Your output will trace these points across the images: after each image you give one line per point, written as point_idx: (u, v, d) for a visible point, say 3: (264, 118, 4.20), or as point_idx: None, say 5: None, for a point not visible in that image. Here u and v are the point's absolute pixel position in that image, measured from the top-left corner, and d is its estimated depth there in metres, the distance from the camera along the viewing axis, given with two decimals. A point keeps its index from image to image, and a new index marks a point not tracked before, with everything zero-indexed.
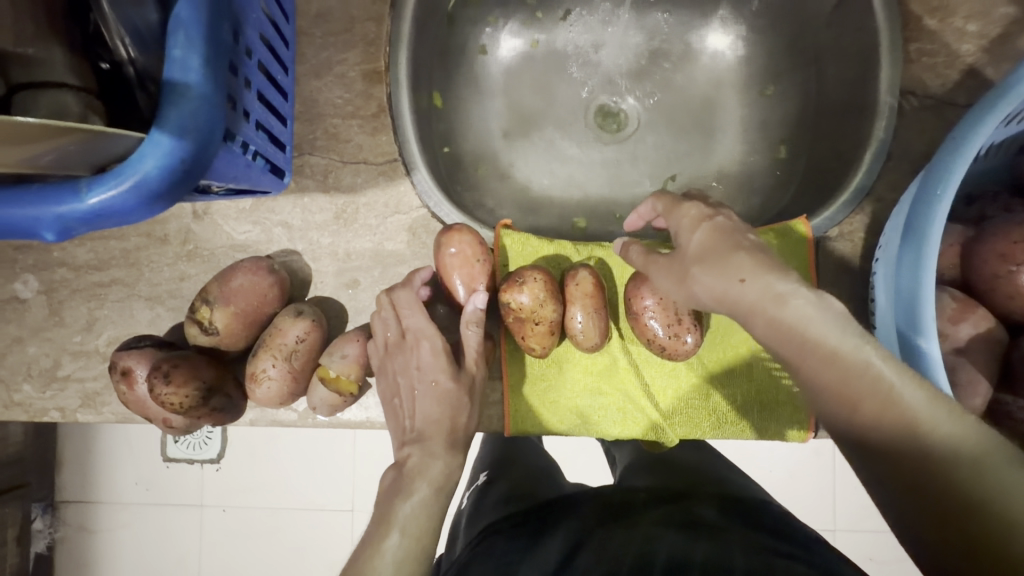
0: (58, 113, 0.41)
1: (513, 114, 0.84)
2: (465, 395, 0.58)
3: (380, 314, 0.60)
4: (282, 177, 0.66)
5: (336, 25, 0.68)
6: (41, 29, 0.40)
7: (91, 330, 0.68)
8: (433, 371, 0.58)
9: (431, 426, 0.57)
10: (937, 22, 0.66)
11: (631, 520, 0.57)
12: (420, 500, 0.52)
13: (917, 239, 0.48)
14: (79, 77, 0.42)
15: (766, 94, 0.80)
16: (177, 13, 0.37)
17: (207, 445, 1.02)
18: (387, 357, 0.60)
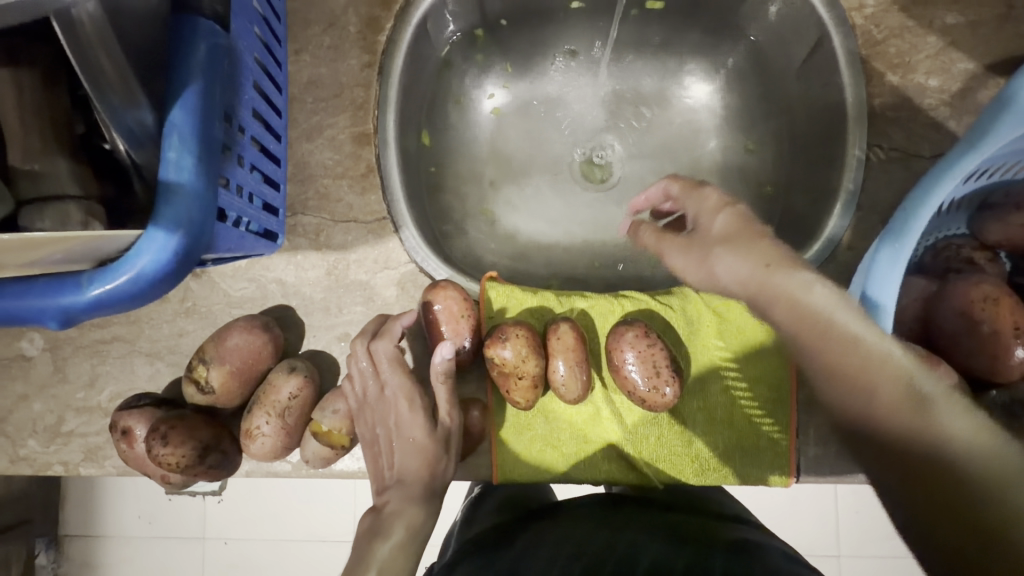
0: (61, 220, 0.44)
1: (499, 163, 0.86)
2: (443, 445, 0.60)
3: (356, 363, 0.62)
4: (276, 239, 0.68)
5: (326, 91, 0.72)
6: (47, 143, 0.45)
7: (93, 386, 0.71)
8: (410, 426, 0.60)
9: (410, 476, 0.60)
10: (899, 78, 0.69)
11: (623, 524, 0.60)
12: (398, 542, 0.56)
13: (897, 238, 0.49)
14: (80, 184, 0.46)
15: (751, 149, 0.82)
16: (172, 117, 0.40)
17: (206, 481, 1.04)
18: (363, 408, 0.62)
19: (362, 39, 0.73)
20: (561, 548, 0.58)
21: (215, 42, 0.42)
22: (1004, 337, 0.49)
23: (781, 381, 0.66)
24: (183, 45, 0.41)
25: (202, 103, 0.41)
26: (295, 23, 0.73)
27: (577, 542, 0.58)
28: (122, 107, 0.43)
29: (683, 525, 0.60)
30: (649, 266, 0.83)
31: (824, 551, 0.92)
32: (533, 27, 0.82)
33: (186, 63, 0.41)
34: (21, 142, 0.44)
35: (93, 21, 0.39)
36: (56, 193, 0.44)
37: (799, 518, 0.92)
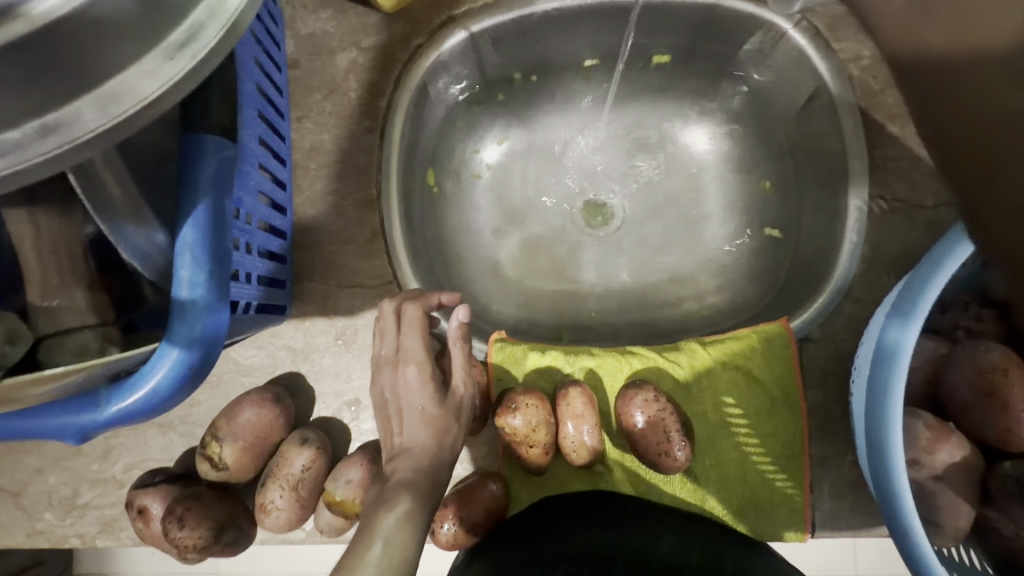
0: (81, 351, 0.46)
1: (503, 211, 0.87)
2: (453, 413, 0.58)
3: (381, 323, 0.60)
4: (283, 310, 0.69)
5: (329, 157, 0.73)
6: (63, 277, 0.46)
7: (108, 458, 0.71)
8: (420, 394, 0.57)
9: (418, 449, 0.55)
10: (898, 129, 0.69)
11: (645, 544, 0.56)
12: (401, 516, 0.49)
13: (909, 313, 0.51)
14: (95, 306, 0.47)
15: (760, 183, 0.82)
16: (182, 236, 0.40)
17: None
18: (378, 370, 0.60)
19: (363, 105, 0.73)
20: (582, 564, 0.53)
21: (223, 155, 0.42)
22: (1017, 409, 0.49)
23: (794, 438, 0.65)
24: (192, 163, 0.41)
25: (213, 221, 0.41)
26: (298, 90, 0.74)
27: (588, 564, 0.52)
28: (132, 231, 0.44)
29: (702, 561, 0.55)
30: (655, 313, 0.82)
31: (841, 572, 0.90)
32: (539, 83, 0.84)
33: (194, 182, 0.41)
34: (38, 280, 0.45)
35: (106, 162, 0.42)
36: (75, 324, 0.46)
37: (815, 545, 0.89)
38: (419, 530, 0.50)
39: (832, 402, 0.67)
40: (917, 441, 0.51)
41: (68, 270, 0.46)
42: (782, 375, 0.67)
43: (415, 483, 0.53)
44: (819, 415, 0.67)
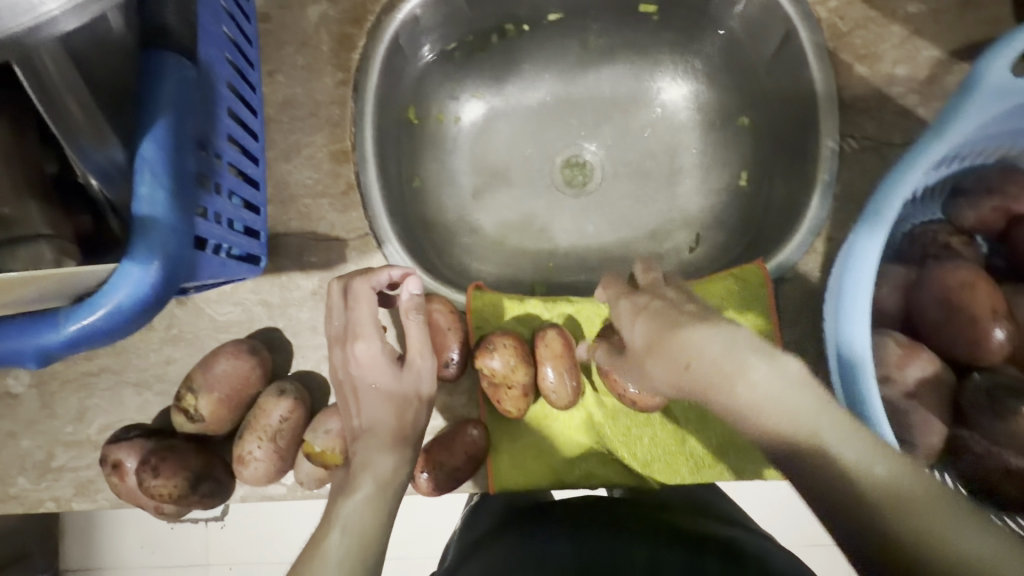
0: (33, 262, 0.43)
1: (483, 171, 0.86)
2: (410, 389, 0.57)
3: (330, 301, 0.60)
4: (258, 262, 0.67)
5: (301, 110, 0.72)
6: (17, 184, 0.43)
7: (82, 420, 0.70)
8: (375, 369, 0.57)
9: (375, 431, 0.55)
10: (867, 69, 0.70)
11: (620, 525, 0.57)
12: (365, 498, 0.49)
13: (874, 219, 0.51)
14: (53, 226, 0.45)
15: (744, 124, 0.81)
16: (142, 152, 0.40)
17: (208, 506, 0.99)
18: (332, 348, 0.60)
19: (335, 57, 0.73)
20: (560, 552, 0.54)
21: (183, 74, 0.42)
22: (983, 321, 0.49)
23: None
24: (153, 80, 0.40)
25: (172, 138, 0.40)
26: (269, 44, 0.73)
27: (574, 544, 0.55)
28: (92, 148, 0.44)
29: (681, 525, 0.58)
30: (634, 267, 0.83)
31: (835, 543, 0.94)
32: (517, 41, 0.83)
33: (155, 99, 0.40)
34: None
35: (61, 69, 0.39)
36: (24, 233, 0.43)
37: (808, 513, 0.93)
38: (388, 500, 0.50)
39: (807, 340, 0.68)
40: (887, 359, 0.51)
41: (14, 176, 0.43)
42: (758, 313, 0.67)
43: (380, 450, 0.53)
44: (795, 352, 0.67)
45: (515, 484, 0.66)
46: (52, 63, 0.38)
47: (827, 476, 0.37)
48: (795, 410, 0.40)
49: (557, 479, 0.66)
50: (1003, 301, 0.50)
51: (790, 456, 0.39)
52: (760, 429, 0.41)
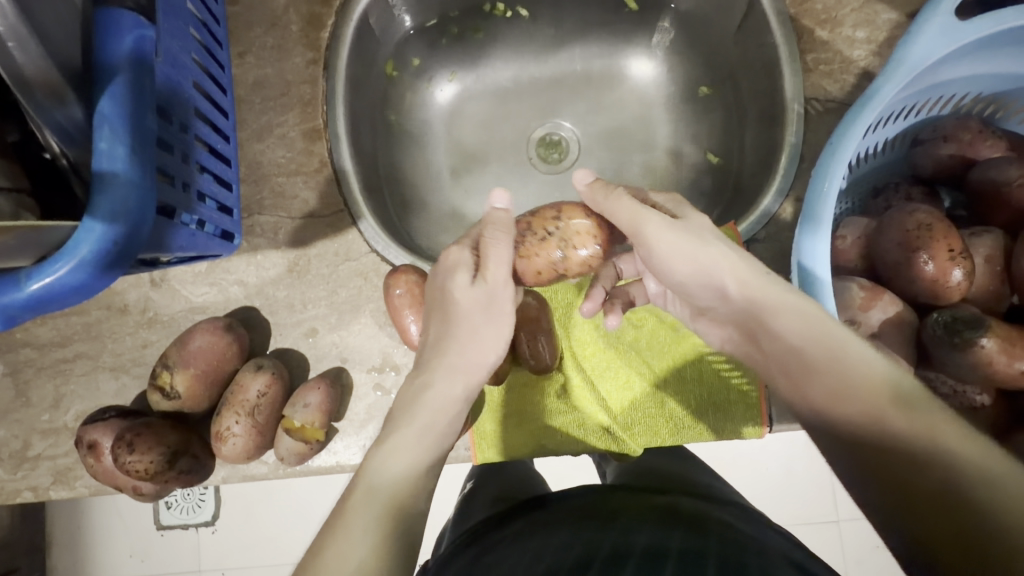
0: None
1: (458, 152, 0.86)
2: (484, 310, 0.53)
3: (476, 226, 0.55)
4: (232, 240, 0.68)
5: (273, 90, 0.73)
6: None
7: (58, 407, 0.69)
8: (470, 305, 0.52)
9: (462, 360, 0.52)
10: (828, 33, 0.71)
11: (613, 511, 0.57)
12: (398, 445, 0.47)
13: (813, 222, 0.51)
14: (9, 178, 0.44)
15: (705, 92, 0.82)
16: (100, 108, 0.40)
17: (199, 509, 0.98)
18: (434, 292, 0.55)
19: (305, 37, 0.73)
20: (562, 539, 0.54)
21: (142, 35, 0.43)
22: (941, 261, 0.50)
23: None
24: (108, 39, 0.42)
25: (129, 95, 0.41)
26: (238, 25, 0.73)
27: (572, 535, 0.54)
28: (52, 107, 0.43)
29: (678, 506, 0.57)
30: None
31: (824, 518, 0.97)
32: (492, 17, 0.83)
33: (112, 59, 0.42)
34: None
35: (12, 31, 0.39)
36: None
37: (796, 489, 0.96)
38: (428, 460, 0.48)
39: None
40: (852, 302, 0.52)
41: None
42: None
43: (451, 377, 0.51)
44: None
45: (498, 453, 0.67)
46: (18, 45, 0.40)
47: (861, 421, 0.42)
48: (833, 341, 0.44)
49: (539, 446, 0.68)
50: (960, 241, 0.52)
51: (811, 380, 0.45)
52: (796, 350, 0.46)
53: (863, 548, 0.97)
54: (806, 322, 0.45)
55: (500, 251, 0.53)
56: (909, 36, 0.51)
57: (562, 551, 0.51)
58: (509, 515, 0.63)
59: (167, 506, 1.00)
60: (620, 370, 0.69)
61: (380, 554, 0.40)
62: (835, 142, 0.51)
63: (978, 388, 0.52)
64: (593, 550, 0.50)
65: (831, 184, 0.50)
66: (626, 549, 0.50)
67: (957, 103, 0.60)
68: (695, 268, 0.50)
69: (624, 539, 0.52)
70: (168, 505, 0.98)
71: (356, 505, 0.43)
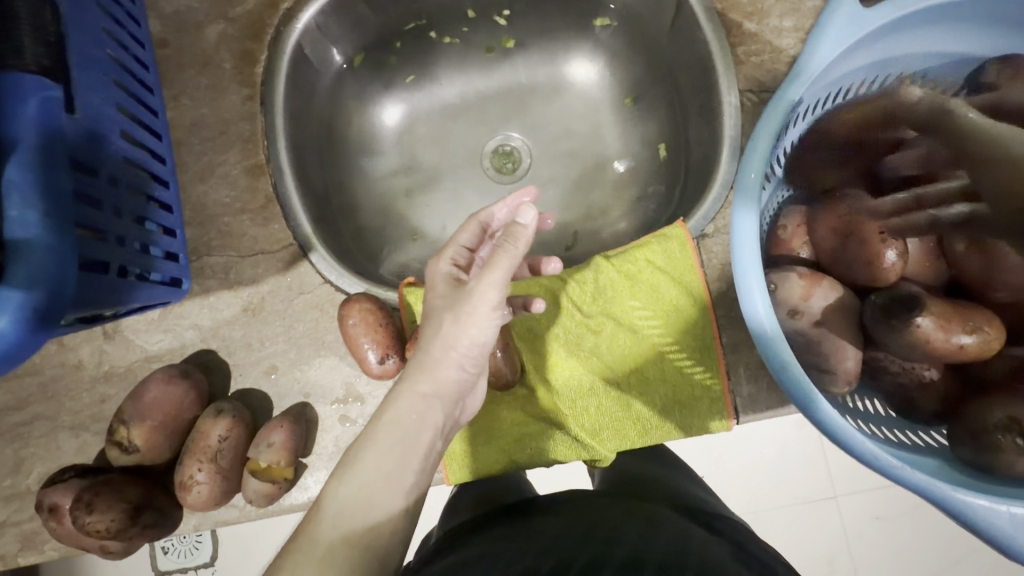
0: None
1: (410, 172, 0.86)
2: (454, 312, 0.55)
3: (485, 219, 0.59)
4: (181, 285, 0.68)
5: (211, 130, 0.72)
6: None
7: (20, 471, 0.68)
8: (461, 305, 0.54)
9: (430, 360, 0.55)
10: (756, 25, 0.72)
11: (597, 518, 0.58)
12: (374, 468, 0.50)
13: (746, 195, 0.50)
14: None
15: (629, 104, 0.85)
16: (6, 176, 0.40)
17: (198, 550, 0.96)
18: (434, 276, 0.58)
19: (238, 74, 0.73)
20: (544, 545, 0.54)
21: (47, 96, 0.43)
22: (873, 244, 0.51)
23: (704, 331, 0.67)
24: (13, 103, 0.42)
25: (37, 158, 0.41)
26: (169, 69, 0.73)
27: (553, 538, 0.55)
28: None
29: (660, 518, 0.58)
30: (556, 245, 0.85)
31: (821, 495, 0.97)
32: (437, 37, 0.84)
33: (16, 124, 0.41)
34: None
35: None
36: None
37: (793, 470, 0.97)
38: (398, 481, 0.51)
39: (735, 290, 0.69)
40: (792, 293, 0.53)
41: None
42: (682, 269, 0.69)
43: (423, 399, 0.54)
44: (725, 304, 0.69)
45: (469, 472, 0.67)
46: None
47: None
48: None
49: (511, 462, 0.67)
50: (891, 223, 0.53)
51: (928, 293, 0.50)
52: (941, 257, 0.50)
53: (864, 520, 0.96)
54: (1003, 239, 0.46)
55: (504, 263, 0.52)
56: (819, 24, 0.52)
57: (538, 558, 0.51)
58: (494, 517, 0.63)
59: (163, 552, 0.98)
60: (583, 376, 0.69)
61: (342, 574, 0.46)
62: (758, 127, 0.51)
63: (925, 363, 0.52)
64: (571, 558, 0.50)
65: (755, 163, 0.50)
66: (606, 556, 0.50)
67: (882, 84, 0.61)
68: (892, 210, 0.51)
69: (606, 548, 0.51)
70: (165, 549, 0.97)
71: (326, 523, 0.48)
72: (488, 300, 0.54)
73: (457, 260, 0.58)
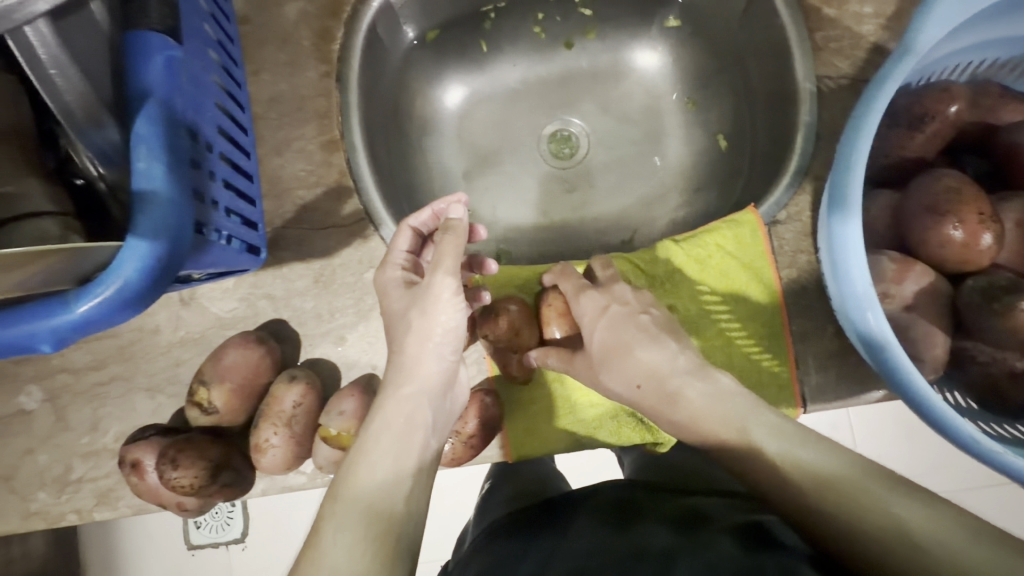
0: (40, 238, 0.44)
1: (471, 155, 0.87)
2: (418, 307, 0.58)
3: (417, 219, 0.64)
4: (259, 253, 0.69)
5: (288, 105, 0.74)
6: (19, 166, 0.44)
7: (97, 429, 0.70)
8: (415, 301, 0.58)
9: (407, 360, 0.57)
10: (835, 10, 0.71)
11: (643, 511, 0.56)
12: (374, 463, 0.51)
13: (843, 206, 0.51)
14: (55, 203, 0.46)
15: (688, 107, 0.85)
16: (137, 130, 0.43)
17: (227, 528, 0.98)
18: (382, 289, 0.62)
19: (316, 51, 0.74)
20: (590, 541, 0.53)
21: (170, 55, 0.46)
22: (971, 225, 0.51)
23: (773, 317, 0.67)
24: (140, 59, 0.44)
25: (163, 115, 0.44)
26: (249, 44, 0.74)
27: (598, 530, 0.54)
28: (90, 130, 0.46)
29: (701, 506, 0.56)
30: (611, 231, 0.84)
31: None
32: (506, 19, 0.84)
33: (143, 81, 0.44)
34: None
35: (53, 57, 0.41)
36: (31, 210, 0.44)
37: None
38: (398, 479, 0.51)
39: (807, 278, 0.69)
40: (884, 274, 0.53)
41: (21, 162, 0.45)
42: (753, 257, 0.68)
43: (418, 401, 0.56)
44: (796, 292, 0.68)
45: (532, 450, 0.67)
46: (60, 75, 0.42)
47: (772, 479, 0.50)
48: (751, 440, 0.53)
49: (575, 440, 0.68)
50: (989, 206, 0.52)
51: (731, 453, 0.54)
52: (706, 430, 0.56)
53: None
54: (695, 415, 0.56)
55: (450, 250, 0.58)
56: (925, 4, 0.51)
57: (585, 557, 0.50)
58: (528, 519, 0.63)
59: (195, 526, 1.01)
60: None
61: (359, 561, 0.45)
62: (862, 110, 0.51)
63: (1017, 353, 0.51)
64: (614, 551, 0.49)
65: (858, 173, 0.50)
66: (647, 545, 0.49)
67: (975, 70, 0.60)
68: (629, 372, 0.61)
69: (642, 540, 0.50)
70: (197, 524, 0.99)
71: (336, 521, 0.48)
72: (443, 285, 0.57)
73: (404, 265, 0.63)
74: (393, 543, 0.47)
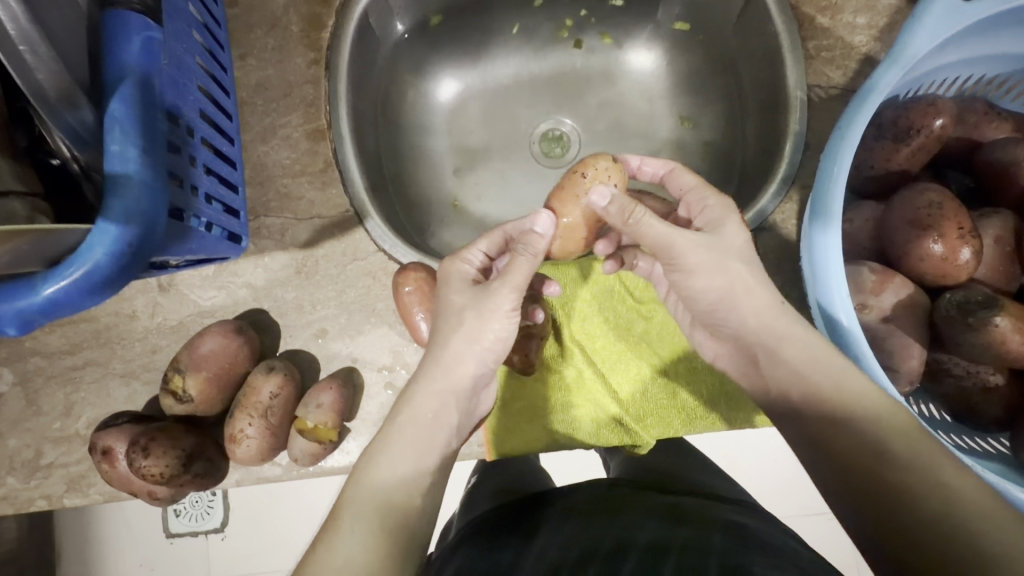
0: (7, 218, 0.43)
1: (461, 151, 0.86)
2: (476, 311, 0.52)
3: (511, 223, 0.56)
4: (240, 241, 0.68)
5: (275, 92, 0.73)
6: None
7: (70, 414, 0.69)
8: (477, 307, 0.53)
9: (446, 356, 0.52)
10: (829, 20, 0.71)
11: (620, 507, 0.57)
12: (389, 453, 0.48)
13: (824, 215, 0.51)
14: (23, 183, 0.45)
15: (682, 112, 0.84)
16: (111, 111, 0.42)
17: (208, 515, 0.97)
18: (444, 282, 0.56)
19: (305, 37, 0.73)
20: (563, 539, 0.53)
21: (149, 36, 0.45)
22: (950, 239, 0.51)
23: None
24: (119, 40, 0.44)
25: (137, 96, 0.43)
26: (237, 27, 0.73)
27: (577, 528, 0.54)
28: (64, 110, 0.45)
29: (682, 507, 0.56)
30: None
31: None
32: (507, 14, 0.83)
33: (118, 63, 0.43)
34: None
35: (23, 32, 0.40)
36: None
37: None
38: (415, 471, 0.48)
39: (788, 286, 0.70)
40: (863, 285, 0.54)
41: None
42: None
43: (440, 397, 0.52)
44: None
45: (511, 449, 0.67)
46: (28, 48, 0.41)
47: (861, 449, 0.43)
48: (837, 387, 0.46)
49: (553, 440, 0.68)
50: (969, 220, 0.52)
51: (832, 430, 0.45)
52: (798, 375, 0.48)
53: None
54: (800, 369, 0.47)
55: (523, 268, 0.52)
56: (916, 19, 0.51)
57: (562, 549, 0.50)
58: (506, 512, 0.63)
59: (174, 514, 0.99)
60: (631, 362, 0.69)
61: (368, 555, 0.43)
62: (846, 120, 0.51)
63: (990, 367, 0.52)
64: (596, 546, 0.50)
65: (841, 184, 0.49)
66: (628, 541, 0.49)
67: (961, 85, 0.61)
68: (713, 283, 0.49)
69: (627, 533, 0.51)
70: (176, 513, 0.98)
71: (349, 514, 0.45)
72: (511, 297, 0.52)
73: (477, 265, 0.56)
74: (402, 537, 0.44)
